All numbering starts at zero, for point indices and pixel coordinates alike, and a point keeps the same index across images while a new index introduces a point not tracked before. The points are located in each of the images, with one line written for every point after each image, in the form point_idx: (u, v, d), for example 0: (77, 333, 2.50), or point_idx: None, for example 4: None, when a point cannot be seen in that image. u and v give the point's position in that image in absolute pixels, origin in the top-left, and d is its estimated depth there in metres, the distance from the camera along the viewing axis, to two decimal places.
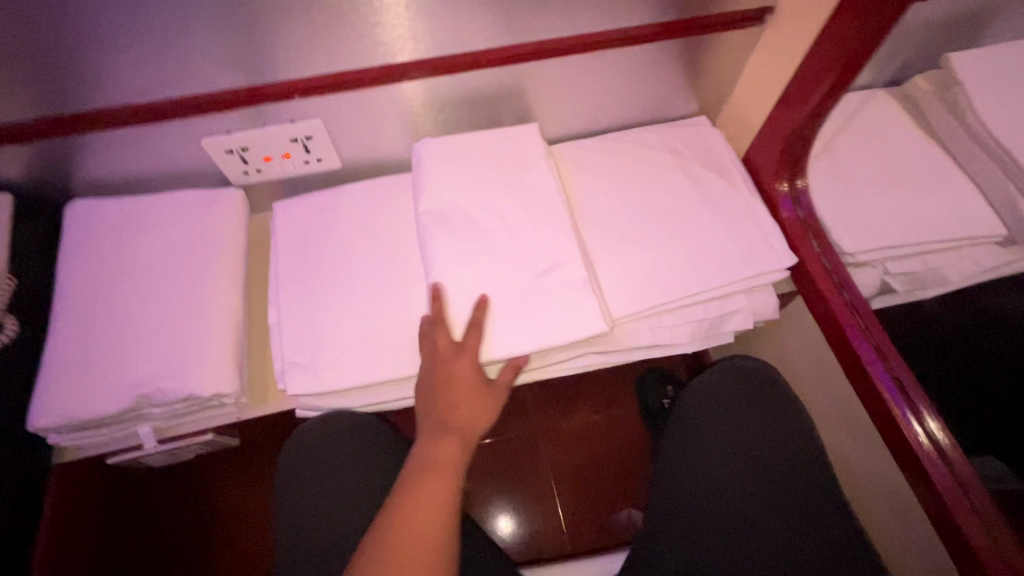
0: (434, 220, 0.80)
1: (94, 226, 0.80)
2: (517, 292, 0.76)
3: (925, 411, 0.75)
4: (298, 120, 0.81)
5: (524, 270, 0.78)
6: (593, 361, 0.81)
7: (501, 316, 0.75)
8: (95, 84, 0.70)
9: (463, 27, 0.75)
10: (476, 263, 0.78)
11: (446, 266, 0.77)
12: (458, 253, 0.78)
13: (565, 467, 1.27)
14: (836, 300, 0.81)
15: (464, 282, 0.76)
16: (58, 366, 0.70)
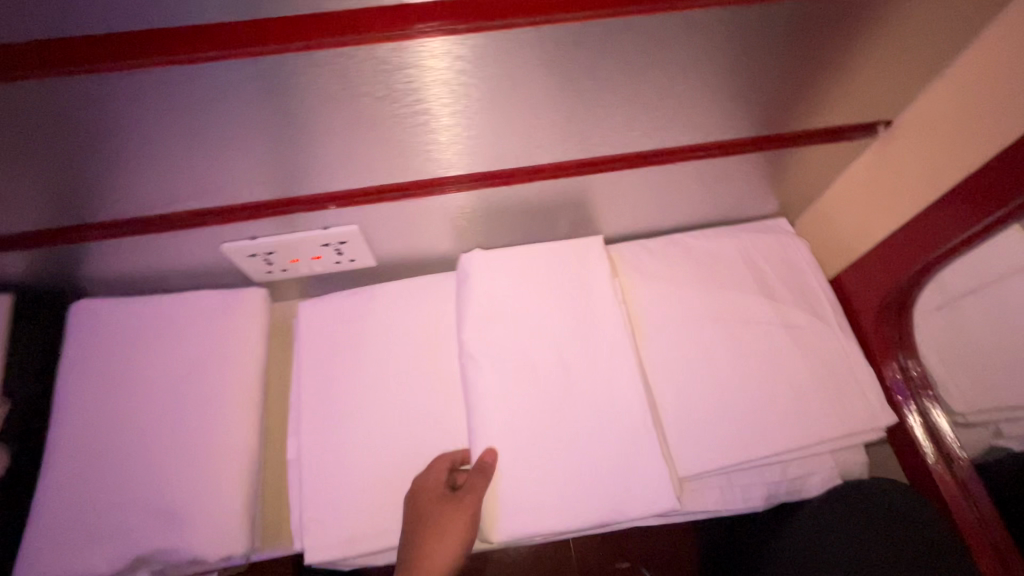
0: (479, 353, 0.68)
1: (100, 334, 0.71)
2: (574, 448, 0.64)
3: (950, 447, 0.70)
4: (332, 226, 0.71)
5: (584, 421, 0.65)
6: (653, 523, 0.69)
7: (557, 481, 0.63)
8: (106, 198, 0.61)
9: (528, 142, 0.65)
10: (528, 409, 0.66)
11: (490, 412, 0.65)
12: (506, 395, 0.66)
13: None
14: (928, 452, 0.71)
15: (511, 433, 0.65)
16: (50, 514, 0.62)
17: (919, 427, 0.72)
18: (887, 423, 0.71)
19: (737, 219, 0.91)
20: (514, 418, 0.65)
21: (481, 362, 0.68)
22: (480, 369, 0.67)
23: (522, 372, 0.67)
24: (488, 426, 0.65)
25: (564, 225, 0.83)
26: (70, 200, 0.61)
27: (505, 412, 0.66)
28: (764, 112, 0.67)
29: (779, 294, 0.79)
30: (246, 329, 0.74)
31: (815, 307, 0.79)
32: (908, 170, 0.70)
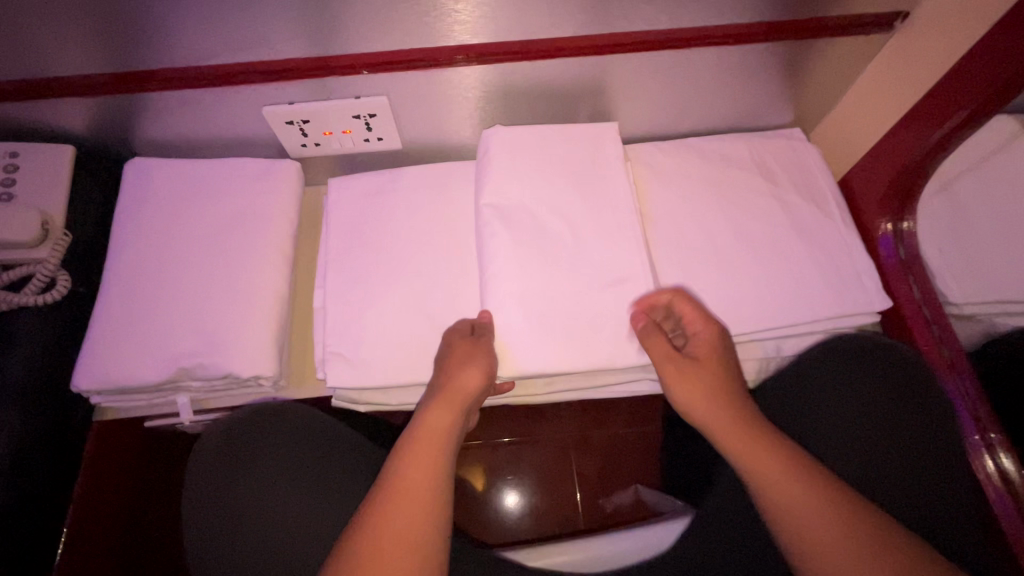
0: (492, 219, 0.73)
1: (149, 184, 0.78)
2: (574, 305, 0.71)
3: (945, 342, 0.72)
4: (362, 96, 0.76)
5: (586, 285, 0.71)
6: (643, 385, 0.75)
7: (557, 334, 0.69)
8: (159, 47, 0.67)
9: (549, 11, 0.68)
10: (534, 270, 0.71)
11: (499, 271, 0.71)
12: (515, 257, 0.72)
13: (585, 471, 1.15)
14: (923, 334, 0.73)
15: (518, 290, 0.70)
16: (102, 330, 0.69)
17: (914, 312, 0.74)
18: (880, 308, 0.74)
19: (752, 127, 0.93)
20: (521, 277, 0.71)
21: (493, 225, 0.73)
22: (492, 232, 0.72)
23: (530, 239, 0.73)
24: (497, 282, 0.71)
25: (582, 116, 0.87)
26: (127, 47, 0.66)
27: (512, 271, 0.71)
28: None
29: (785, 191, 0.82)
30: (281, 193, 0.79)
31: (821, 204, 0.81)
32: (916, 63, 0.72)
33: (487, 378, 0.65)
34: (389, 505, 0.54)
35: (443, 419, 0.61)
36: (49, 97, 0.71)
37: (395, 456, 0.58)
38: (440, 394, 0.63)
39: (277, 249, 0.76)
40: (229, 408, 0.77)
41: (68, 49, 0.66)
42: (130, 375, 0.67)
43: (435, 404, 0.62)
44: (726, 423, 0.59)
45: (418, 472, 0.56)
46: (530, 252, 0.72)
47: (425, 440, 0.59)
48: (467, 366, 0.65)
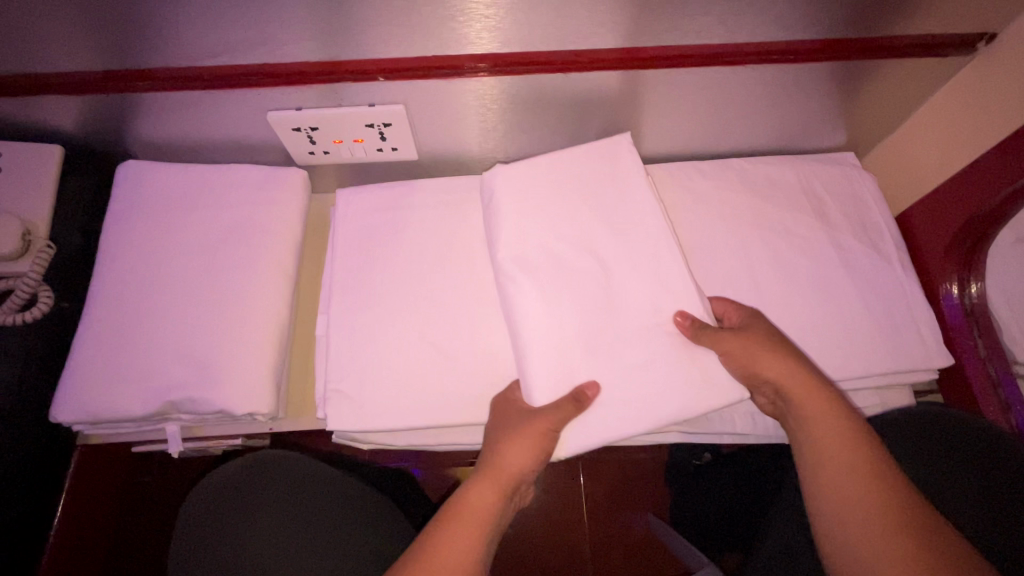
0: (514, 252, 0.67)
1: (144, 192, 0.72)
2: (608, 351, 0.63)
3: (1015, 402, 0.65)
4: (378, 104, 0.69)
5: (623, 331, 0.64)
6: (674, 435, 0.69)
7: (588, 387, 0.62)
8: (154, 45, 0.60)
9: (591, 19, 0.61)
10: (565, 313, 0.64)
11: (523, 311, 0.64)
12: (542, 297, 0.65)
13: (580, 516, 1.13)
14: (983, 391, 0.67)
15: (543, 334, 0.63)
16: (88, 353, 0.64)
17: (978, 376, 0.68)
18: (940, 365, 0.68)
19: (800, 148, 0.85)
20: (546, 318, 0.64)
21: (518, 256, 0.67)
22: (520, 267, 0.66)
23: (560, 274, 0.66)
24: (521, 325, 0.64)
25: (614, 132, 0.80)
26: (119, 43, 0.60)
27: (536, 313, 0.64)
28: (852, 8, 0.61)
29: (836, 225, 0.76)
30: (284, 206, 0.73)
31: (876, 242, 0.75)
32: (1006, 92, 0.64)
33: (535, 463, 0.60)
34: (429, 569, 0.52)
35: (489, 498, 0.58)
36: (35, 94, 0.65)
37: (436, 526, 0.56)
38: (487, 468, 0.60)
39: (279, 269, 0.70)
40: (223, 438, 0.71)
41: (54, 45, 0.60)
42: (115, 407, 0.62)
43: (484, 478, 0.59)
44: (828, 418, 0.56)
45: (455, 555, 0.53)
46: (560, 289, 0.65)
47: (465, 518, 0.56)
48: (514, 445, 0.60)
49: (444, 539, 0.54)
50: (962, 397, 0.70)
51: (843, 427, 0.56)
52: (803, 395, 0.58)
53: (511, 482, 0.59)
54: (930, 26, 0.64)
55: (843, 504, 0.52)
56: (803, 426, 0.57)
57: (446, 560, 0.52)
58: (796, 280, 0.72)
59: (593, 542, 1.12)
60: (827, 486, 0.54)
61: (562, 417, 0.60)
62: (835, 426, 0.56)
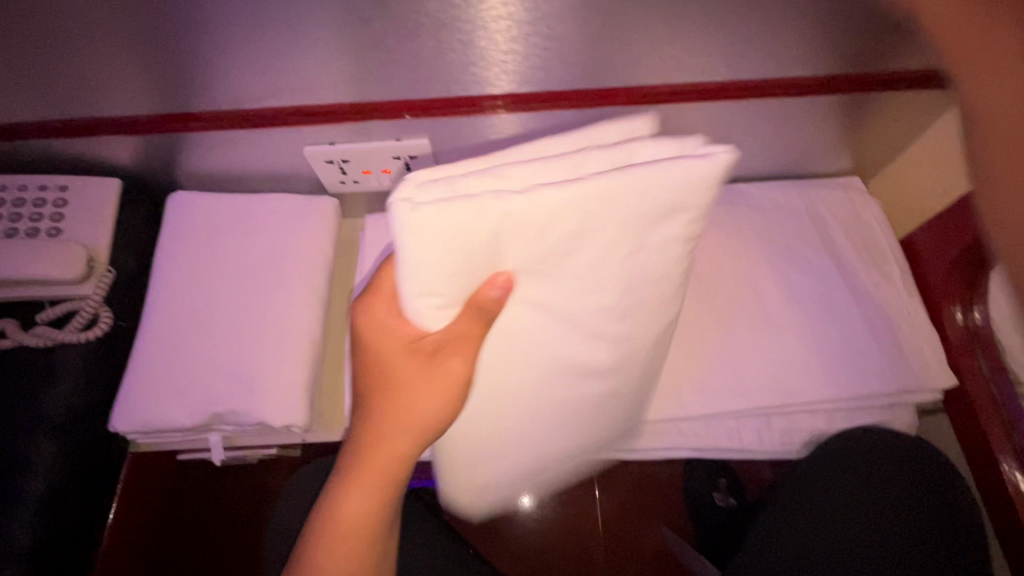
0: (518, 197, 0.44)
1: (192, 218, 0.78)
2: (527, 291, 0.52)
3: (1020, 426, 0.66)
4: (405, 139, 0.75)
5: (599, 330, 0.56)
6: (619, 411, 0.66)
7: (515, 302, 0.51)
8: (205, 90, 0.67)
9: (602, 62, 0.66)
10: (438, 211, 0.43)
11: (523, 329, 0.54)
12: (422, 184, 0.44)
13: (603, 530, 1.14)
14: (985, 410, 0.69)
15: (423, 290, 0.48)
16: (141, 369, 0.70)
17: (982, 395, 0.70)
18: (943, 386, 0.70)
19: (807, 173, 0.88)
20: (411, 279, 0.47)
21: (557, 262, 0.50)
22: (529, 236, 0.46)
23: (513, 263, 0.49)
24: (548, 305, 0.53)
25: None
26: (176, 89, 0.67)
27: (536, 341, 0.56)
28: (850, 45, 0.65)
29: (841, 249, 0.78)
30: (318, 231, 0.79)
31: (882, 266, 0.77)
32: None
33: (449, 408, 0.53)
34: (354, 485, 0.52)
35: (410, 424, 0.53)
36: (98, 133, 0.72)
37: (373, 407, 0.54)
38: (404, 394, 0.53)
39: (313, 291, 0.76)
40: (260, 446, 0.77)
41: (118, 91, 0.67)
42: (166, 418, 0.68)
43: (410, 373, 0.52)
44: None
45: (397, 435, 0.53)
46: (596, 251, 0.49)
47: (406, 407, 0.52)
48: (423, 389, 0.52)
49: (375, 418, 0.54)
50: (964, 417, 0.72)
51: None
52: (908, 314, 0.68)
53: (416, 428, 0.53)
54: (924, 60, 0.68)
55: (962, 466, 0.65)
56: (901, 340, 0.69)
57: (374, 460, 0.53)
58: (802, 301, 0.75)
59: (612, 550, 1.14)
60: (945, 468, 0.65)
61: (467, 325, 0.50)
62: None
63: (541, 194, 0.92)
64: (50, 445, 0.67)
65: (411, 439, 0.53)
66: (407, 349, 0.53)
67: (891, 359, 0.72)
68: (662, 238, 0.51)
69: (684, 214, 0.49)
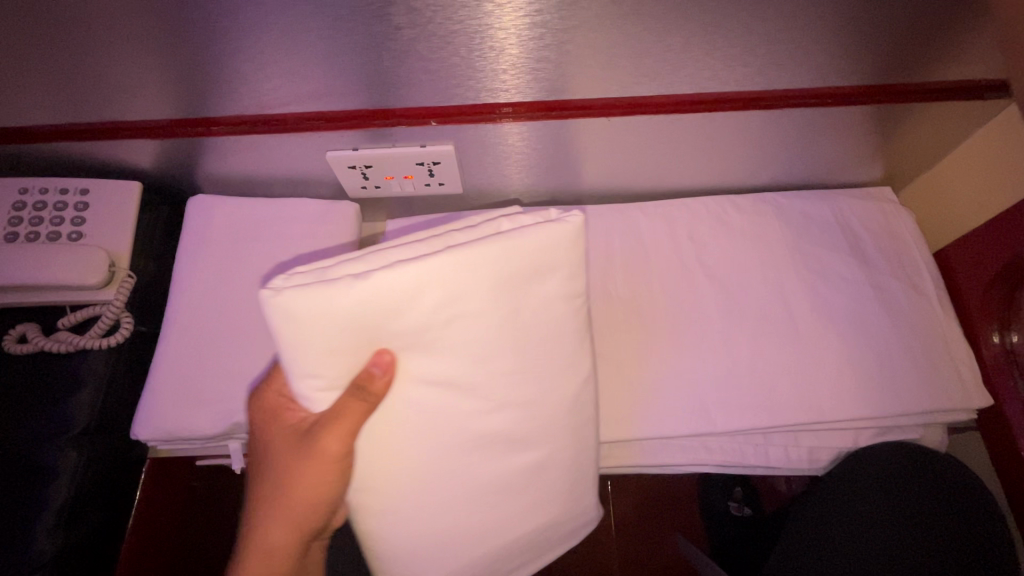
0: (377, 273, 0.47)
1: (212, 223, 0.78)
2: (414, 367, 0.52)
3: None
4: (429, 145, 0.74)
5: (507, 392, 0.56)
6: (561, 493, 0.64)
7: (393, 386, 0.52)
8: (230, 95, 0.66)
9: (633, 70, 0.65)
10: (303, 295, 0.47)
11: (416, 405, 0.54)
12: (290, 275, 0.48)
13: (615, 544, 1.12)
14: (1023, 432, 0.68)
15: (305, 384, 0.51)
16: (162, 376, 0.70)
17: (1018, 415, 0.68)
18: (977, 404, 0.69)
19: (835, 183, 0.87)
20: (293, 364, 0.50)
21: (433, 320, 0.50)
22: (399, 310, 0.49)
23: (397, 338, 0.50)
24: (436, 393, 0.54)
25: (651, 169, 0.83)
26: (201, 93, 0.66)
27: (432, 420, 0.55)
28: (888, 56, 0.64)
29: (872, 262, 0.77)
30: (340, 238, 0.78)
31: (913, 280, 0.76)
32: None
33: (332, 482, 0.55)
34: (265, 533, 0.58)
35: (304, 487, 0.56)
36: (120, 137, 0.72)
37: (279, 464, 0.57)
38: (292, 459, 0.56)
39: None
40: None
41: (142, 96, 0.66)
42: (187, 427, 0.67)
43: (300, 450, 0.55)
44: None
45: (296, 496, 0.56)
46: (477, 329, 0.52)
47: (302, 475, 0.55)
48: (307, 462, 0.54)
49: (279, 478, 0.57)
50: (998, 437, 0.71)
51: None
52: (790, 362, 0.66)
53: (308, 494, 0.56)
54: (963, 71, 0.66)
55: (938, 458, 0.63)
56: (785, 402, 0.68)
57: (278, 513, 0.57)
58: (832, 317, 0.74)
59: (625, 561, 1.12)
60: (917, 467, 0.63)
61: (351, 415, 0.51)
62: None
63: (562, 200, 0.90)
64: (71, 452, 0.66)
65: (310, 500, 0.56)
66: (287, 435, 0.57)
67: (922, 376, 0.70)
68: (544, 296, 0.55)
69: (556, 271, 0.55)
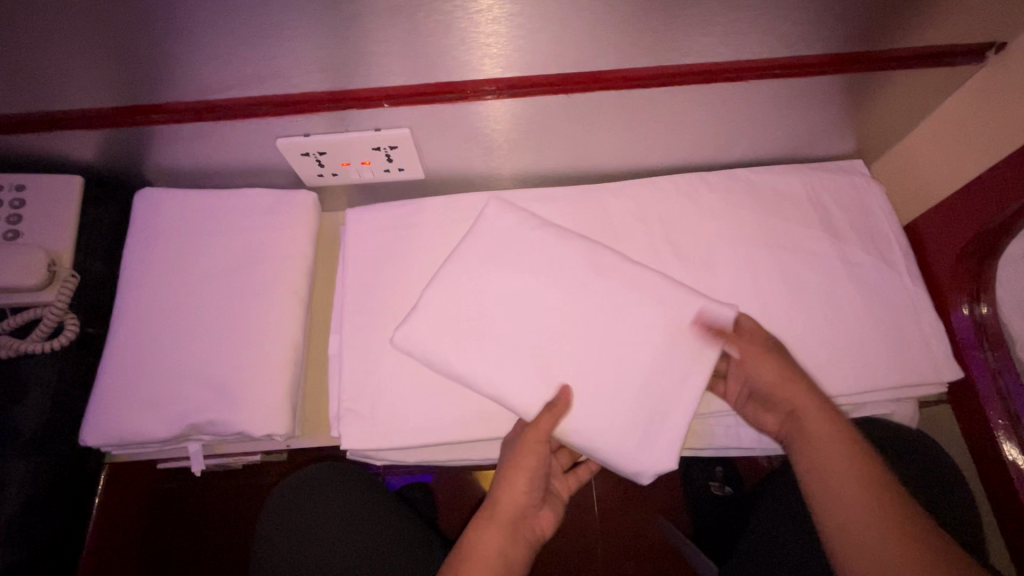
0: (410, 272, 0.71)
1: (161, 216, 0.74)
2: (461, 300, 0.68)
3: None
4: (385, 129, 0.71)
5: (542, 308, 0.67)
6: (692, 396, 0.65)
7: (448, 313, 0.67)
8: (167, 82, 0.62)
9: (593, 44, 0.61)
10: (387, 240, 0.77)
11: (467, 323, 0.67)
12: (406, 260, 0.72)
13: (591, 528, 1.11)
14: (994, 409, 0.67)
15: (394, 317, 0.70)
16: (111, 378, 0.67)
17: (987, 388, 0.68)
18: (949, 378, 0.69)
19: (808, 156, 0.85)
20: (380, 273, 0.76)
21: (473, 292, 0.68)
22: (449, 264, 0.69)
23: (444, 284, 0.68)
24: (486, 326, 0.67)
25: (620, 147, 0.80)
26: (134, 80, 0.62)
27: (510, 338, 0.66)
28: (859, 22, 0.61)
29: (844, 236, 0.75)
30: (297, 228, 0.75)
31: (885, 254, 0.75)
32: (1015, 101, 0.64)
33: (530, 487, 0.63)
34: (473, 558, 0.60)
35: (522, 490, 0.62)
36: (54, 129, 0.67)
37: (499, 483, 0.64)
38: (509, 463, 0.63)
39: (292, 291, 0.72)
40: (242, 453, 0.74)
41: (72, 84, 0.62)
42: (141, 431, 0.65)
43: (514, 467, 0.63)
44: (838, 462, 0.56)
45: (508, 503, 0.62)
46: (465, 271, 0.69)
47: (519, 469, 0.63)
48: (529, 448, 0.63)
49: (499, 494, 0.63)
50: (967, 411, 0.71)
51: (853, 478, 0.54)
52: (818, 425, 0.58)
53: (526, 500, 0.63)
54: (935, 37, 0.64)
55: (839, 520, 0.53)
56: (809, 449, 0.58)
57: (491, 527, 0.61)
58: (803, 295, 0.72)
59: (607, 543, 1.10)
60: (836, 514, 0.54)
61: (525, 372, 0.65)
62: (834, 447, 0.56)
63: (531, 183, 0.88)
64: (20, 462, 0.64)
65: (526, 501, 0.63)
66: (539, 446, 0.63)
67: (895, 351, 0.69)
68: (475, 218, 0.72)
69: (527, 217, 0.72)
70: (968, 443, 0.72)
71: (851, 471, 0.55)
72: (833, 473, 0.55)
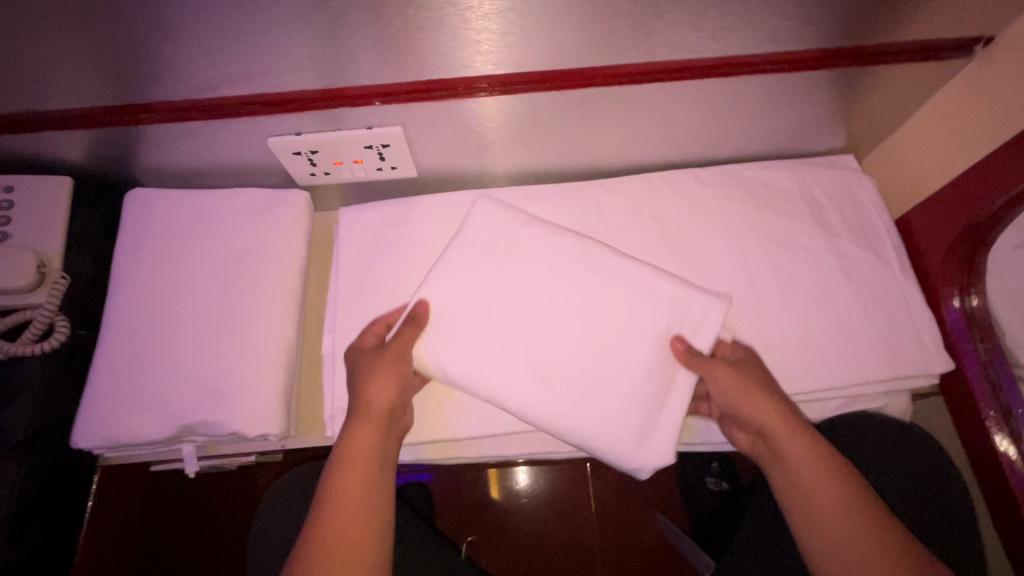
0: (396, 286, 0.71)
1: (151, 216, 0.74)
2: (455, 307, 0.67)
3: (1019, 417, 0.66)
4: (377, 126, 0.70)
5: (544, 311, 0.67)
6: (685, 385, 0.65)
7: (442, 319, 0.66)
8: (155, 81, 0.62)
9: (584, 40, 0.61)
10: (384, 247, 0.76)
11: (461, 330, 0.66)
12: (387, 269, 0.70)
13: (588, 525, 1.12)
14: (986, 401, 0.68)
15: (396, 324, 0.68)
16: (101, 380, 0.66)
17: (978, 380, 0.69)
18: (940, 369, 0.69)
19: (798, 152, 0.85)
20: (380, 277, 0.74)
21: (475, 296, 0.68)
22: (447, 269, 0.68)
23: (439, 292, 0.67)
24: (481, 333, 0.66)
25: (612, 143, 0.80)
26: (121, 80, 0.61)
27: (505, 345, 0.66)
28: (849, 17, 0.61)
29: (835, 230, 0.76)
30: (288, 227, 0.74)
31: (876, 248, 0.75)
32: (1004, 94, 0.65)
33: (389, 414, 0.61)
34: (331, 527, 0.52)
35: (370, 443, 0.58)
36: (40, 130, 0.67)
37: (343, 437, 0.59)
38: (358, 409, 0.60)
39: (285, 291, 0.72)
40: (235, 454, 0.74)
41: (58, 84, 0.62)
42: (132, 433, 0.64)
43: (359, 420, 0.59)
44: (817, 484, 0.56)
45: (360, 455, 0.57)
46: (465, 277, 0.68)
47: (369, 415, 0.60)
48: (373, 384, 0.62)
49: (349, 447, 0.58)
50: (961, 403, 0.71)
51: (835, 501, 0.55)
52: (786, 437, 0.59)
53: (380, 451, 0.58)
54: (923, 32, 0.65)
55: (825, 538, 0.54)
56: (781, 465, 0.59)
57: (346, 493, 0.55)
58: (795, 289, 0.72)
59: (603, 539, 1.11)
60: (817, 533, 0.55)
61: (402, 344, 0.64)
62: (817, 469, 0.57)
63: (524, 180, 0.88)
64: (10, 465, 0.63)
65: (379, 454, 0.58)
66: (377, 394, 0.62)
67: (886, 344, 0.70)
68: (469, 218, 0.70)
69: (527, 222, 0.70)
70: (961, 435, 0.73)
71: (834, 495, 0.55)
72: (814, 500, 0.56)
